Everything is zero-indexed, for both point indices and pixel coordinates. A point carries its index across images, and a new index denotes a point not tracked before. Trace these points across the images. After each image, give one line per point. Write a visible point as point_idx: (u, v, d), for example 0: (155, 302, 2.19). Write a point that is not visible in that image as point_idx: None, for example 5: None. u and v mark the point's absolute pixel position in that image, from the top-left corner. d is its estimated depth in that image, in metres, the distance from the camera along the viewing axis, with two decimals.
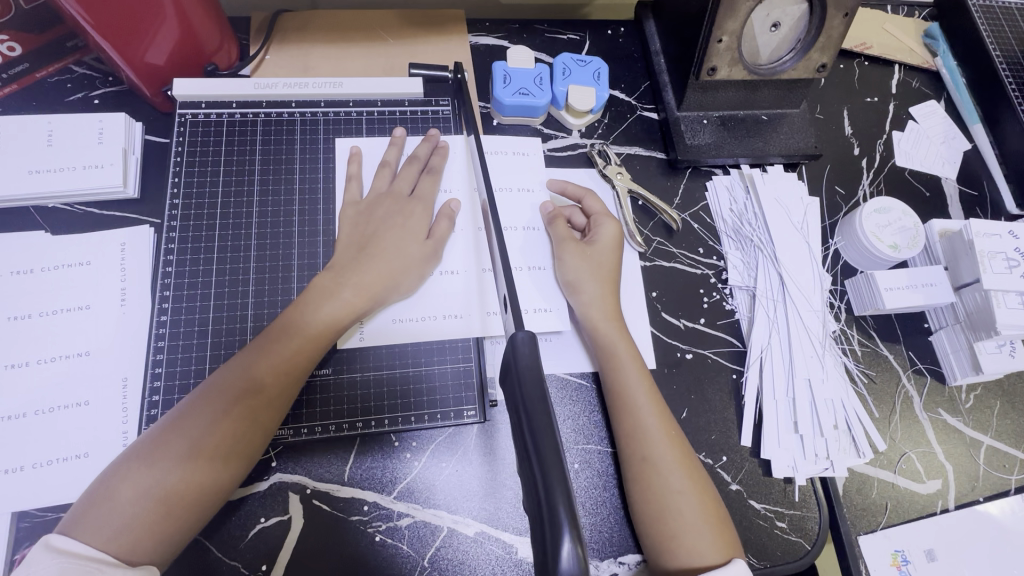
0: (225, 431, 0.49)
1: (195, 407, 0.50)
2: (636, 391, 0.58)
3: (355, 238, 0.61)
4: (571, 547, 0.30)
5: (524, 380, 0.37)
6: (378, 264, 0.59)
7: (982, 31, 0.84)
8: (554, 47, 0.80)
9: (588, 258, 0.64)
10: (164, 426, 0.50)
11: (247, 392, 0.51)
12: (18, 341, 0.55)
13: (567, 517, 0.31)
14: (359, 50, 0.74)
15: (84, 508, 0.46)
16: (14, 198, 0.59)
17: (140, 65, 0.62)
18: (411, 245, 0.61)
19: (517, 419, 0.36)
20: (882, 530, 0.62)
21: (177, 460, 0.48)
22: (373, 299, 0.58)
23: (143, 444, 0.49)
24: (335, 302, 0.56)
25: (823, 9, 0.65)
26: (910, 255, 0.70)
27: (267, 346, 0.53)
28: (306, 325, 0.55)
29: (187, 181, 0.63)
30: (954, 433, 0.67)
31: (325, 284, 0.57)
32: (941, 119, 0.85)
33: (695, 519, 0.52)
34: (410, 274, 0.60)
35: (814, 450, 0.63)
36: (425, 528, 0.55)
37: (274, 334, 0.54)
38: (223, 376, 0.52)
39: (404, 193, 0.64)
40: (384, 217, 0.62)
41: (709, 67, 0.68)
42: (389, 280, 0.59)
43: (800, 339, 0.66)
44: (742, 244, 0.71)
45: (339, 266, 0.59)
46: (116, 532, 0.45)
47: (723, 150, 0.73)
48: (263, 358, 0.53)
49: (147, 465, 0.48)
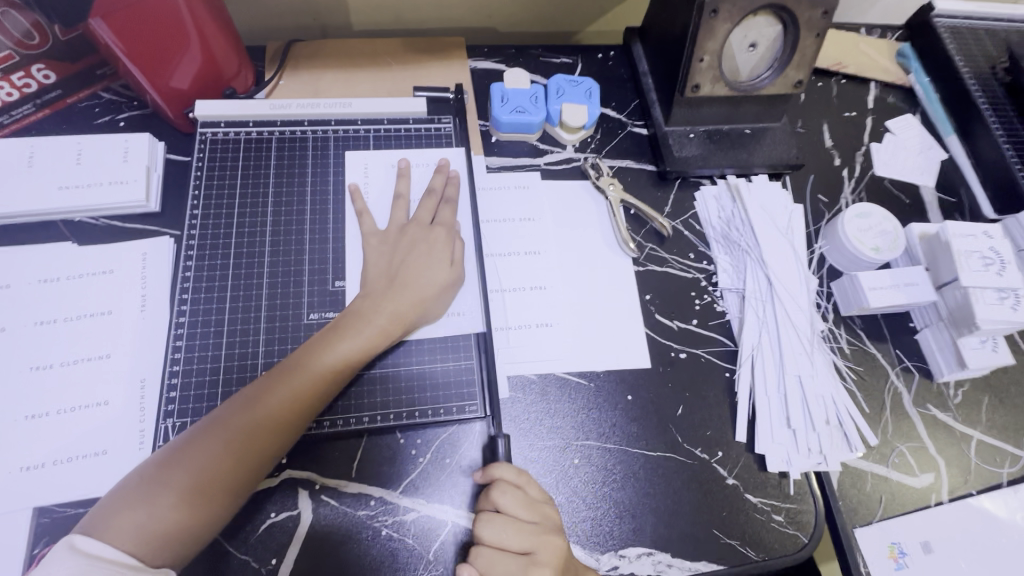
0: (248, 452, 0.52)
1: (219, 426, 0.52)
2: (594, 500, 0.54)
3: (386, 270, 0.62)
4: None
5: None
6: (405, 299, 0.60)
7: (950, 49, 0.90)
8: (548, 69, 0.85)
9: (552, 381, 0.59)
10: (185, 440, 0.52)
11: (271, 418, 0.53)
12: (45, 344, 0.58)
13: None
14: (366, 75, 0.79)
15: (111, 510, 0.48)
16: (44, 212, 0.63)
17: (165, 89, 0.67)
18: (439, 272, 0.62)
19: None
20: (878, 522, 0.63)
21: (200, 475, 0.50)
22: (401, 329, 0.60)
23: (173, 456, 0.51)
24: (369, 329, 0.58)
25: (796, 29, 0.70)
26: (892, 256, 0.74)
27: (289, 377, 0.55)
28: (329, 359, 0.56)
29: (206, 194, 0.67)
30: (944, 428, 0.69)
31: (359, 311, 0.59)
32: (917, 131, 0.90)
33: None
34: (438, 300, 0.62)
35: (807, 445, 0.64)
36: (429, 522, 0.57)
37: (308, 359, 0.56)
38: (247, 397, 0.54)
39: (426, 223, 0.66)
40: (410, 246, 0.64)
41: (693, 84, 0.73)
42: (418, 312, 0.61)
43: (789, 337, 0.69)
44: (730, 249, 0.75)
45: (373, 294, 0.61)
46: (139, 536, 0.47)
47: (709, 161, 0.78)
48: (289, 388, 0.54)
49: (166, 479, 0.49)
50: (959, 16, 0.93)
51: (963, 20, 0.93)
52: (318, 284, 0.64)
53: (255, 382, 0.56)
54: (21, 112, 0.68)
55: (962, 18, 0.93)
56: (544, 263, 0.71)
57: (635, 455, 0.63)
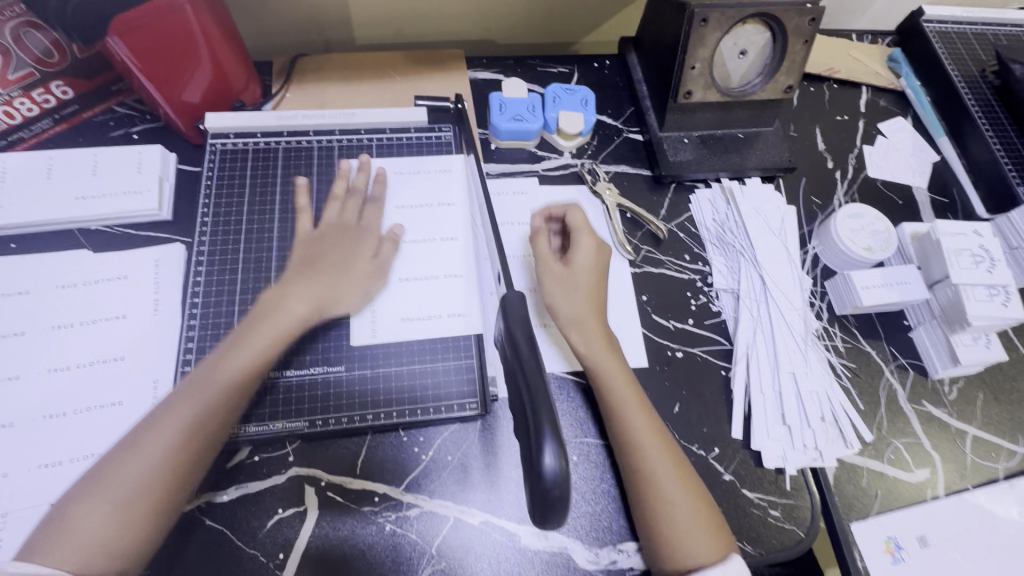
0: (177, 456, 0.52)
1: (141, 435, 0.53)
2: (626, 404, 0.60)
3: (304, 260, 0.65)
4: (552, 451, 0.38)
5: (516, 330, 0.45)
6: (323, 288, 0.63)
7: (940, 53, 0.91)
8: (546, 79, 0.88)
9: (567, 280, 0.66)
10: (109, 458, 0.52)
11: (191, 420, 0.53)
12: (62, 346, 0.61)
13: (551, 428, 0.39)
14: (369, 86, 0.82)
15: (45, 534, 0.48)
16: (62, 221, 0.66)
17: (177, 103, 0.70)
18: (358, 260, 0.66)
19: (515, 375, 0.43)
20: (874, 516, 0.64)
21: (136, 480, 0.50)
22: (309, 318, 0.62)
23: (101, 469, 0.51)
24: (284, 316, 0.61)
25: (785, 37, 0.72)
26: (884, 255, 0.75)
27: (202, 382, 0.56)
28: (237, 360, 0.58)
29: (216, 202, 0.69)
30: (939, 424, 0.70)
31: (273, 300, 0.62)
32: (909, 134, 0.92)
33: (689, 525, 0.55)
34: (353, 288, 0.65)
35: (802, 441, 0.66)
36: (432, 517, 0.58)
37: (226, 351, 0.58)
38: (164, 408, 0.54)
39: (352, 223, 0.69)
40: (334, 240, 0.67)
41: (686, 91, 0.75)
42: (331, 301, 0.63)
43: (783, 335, 0.70)
44: (725, 250, 0.76)
45: (283, 285, 0.63)
46: (78, 550, 0.47)
47: (703, 165, 0.80)
48: (205, 383, 0.56)
49: (97, 491, 0.50)
50: (948, 21, 0.95)
51: (952, 25, 0.95)
52: None
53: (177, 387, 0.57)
54: (40, 126, 0.71)
55: (952, 23, 0.95)
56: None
57: None
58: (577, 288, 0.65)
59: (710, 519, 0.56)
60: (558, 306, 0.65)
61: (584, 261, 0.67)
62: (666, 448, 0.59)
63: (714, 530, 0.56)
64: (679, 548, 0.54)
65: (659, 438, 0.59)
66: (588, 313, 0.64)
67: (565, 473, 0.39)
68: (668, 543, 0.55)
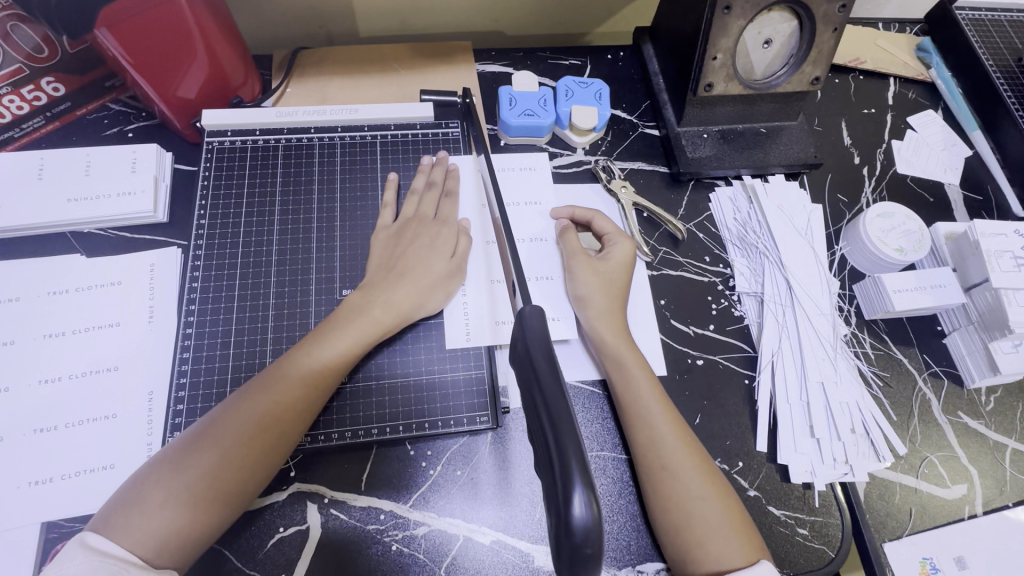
0: (245, 452, 0.50)
1: (216, 427, 0.51)
2: (649, 402, 0.58)
3: (386, 261, 0.63)
4: (583, 505, 0.32)
5: (534, 349, 0.39)
6: (407, 287, 0.60)
7: (973, 42, 0.87)
8: (557, 72, 0.84)
9: (600, 274, 0.64)
10: (185, 443, 0.51)
11: (261, 417, 0.51)
12: (52, 356, 0.58)
13: (580, 474, 0.32)
14: (372, 81, 0.78)
15: (113, 510, 0.48)
16: (53, 225, 0.63)
17: (172, 99, 0.67)
18: (437, 262, 0.63)
19: (534, 401, 0.37)
20: (908, 536, 0.61)
21: (205, 473, 0.49)
22: (401, 318, 0.60)
23: (175, 454, 0.50)
24: (369, 320, 0.58)
25: (813, 24, 0.68)
26: (917, 257, 0.71)
27: (273, 378, 0.54)
28: (316, 357, 0.55)
29: (213, 204, 0.66)
30: (976, 437, 0.66)
31: (357, 303, 0.59)
32: (940, 127, 0.87)
33: (722, 525, 0.52)
34: (438, 292, 0.62)
35: (832, 454, 0.62)
36: (441, 536, 0.55)
37: (300, 354, 0.55)
38: (235, 401, 0.53)
39: (429, 217, 0.66)
40: (413, 238, 0.64)
41: (706, 83, 0.71)
42: (416, 301, 0.60)
43: (810, 341, 0.66)
44: (747, 252, 0.73)
45: (372, 286, 0.61)
46: (144, 534, 0.46)
47: (724, 161, 0.76)
48: (284, 382, 0.53)
49: (168, 479, 0.48)
50: (981, 8, 0.90)
51: (986, 12, 0.90)
52: (325, 294, 0.63)
53: (251, 381, 0.55)
54: (31, 125, 0.68)
55: (985, 11, 0.90)
56: (552, 249, 0.70)
57: None
58: (605, 289, 0.63)
59: (747, 525, 0.53)
60: (587, 297, 0.63)
61: (621, 257, 0.65)
62: (691, 449, 0.56)
63: (747, 534, 0.52)
64: (707, 551, 0.51)
65: (683, 439, 0.56)
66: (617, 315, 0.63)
67: (601, 525, 0.32)
68: (696, 548, 0.51)
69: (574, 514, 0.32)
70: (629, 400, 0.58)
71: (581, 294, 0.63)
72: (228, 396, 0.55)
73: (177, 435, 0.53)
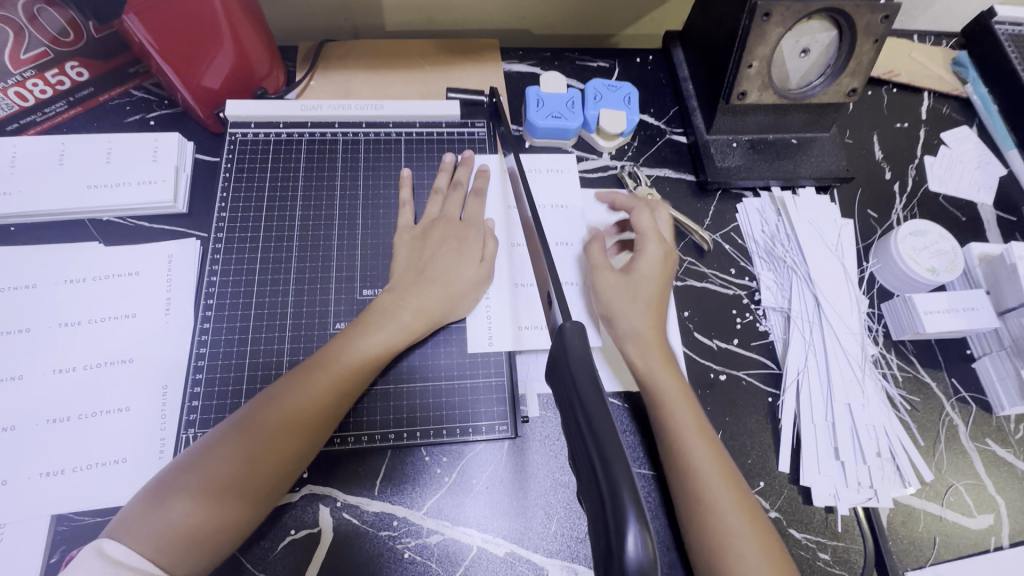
0: (265, 459, 0.49)
1: (242, 431, 0.50)
2: (683, 425, 0.55)
3: (414, 263, 0.62)
4: (638, 539, 0.30)
5: (576, 371, 0.37)
6: (433, 291, 0.59)
7: (1014, 58, 0.84)
8: (585, 74, 0.82)
9: (628, 289, 0.62)
10: (206, 446, 0.50)
11: (285, 422, 0.51)
12: (67, 345, 0.57)
13: (634, 507, 0.30)
14: (398, 76, 0.77)
15: (134, 513, 0.46)
16: (72, 211, 0.62)
17: (196, 88, 0.65)
18: (462, 264, 0.61)
19: (578, 426, 0.35)
20: (932, 566, 0.59)
21: (228, 481, 0.48)
22: (428, 323, 0.58)
23: (200, 457, 0.49)
24: (396, 326, 0.57)
25: (853, 35, 0.66)
26: (949, 278, 0.69)
27: (295, 384, 0.53)
28: (343, 363, 0.54)
29: (234, 196, 0.65)
30: (1004, 466, 0.64)
31: (384, 307, 0.58)
32: (975, 145, 0.85)
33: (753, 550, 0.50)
34: (466, 297, 0.61)
35: (856, 478, 0.60)
36: (454, 546, 0.54)
37: (326, 360, 0.54)
38: (259, 403, 0.52)
39: (455, 218, 0.65)
40: (440, 239, 0.63)
41: (740, 92, 0.69)
42: (446, 306, 0.59)
43: (837, 361, 0.65)
44: (775, 265, 0.71)
45: (399, 289, 0.59)
46: (165, 541, 0.45)
47: (753, 172, 0.74)
48: (310, 389, 0.52)
49: (191, 484, 0.47)
50: None
51: None
52: (344, 294, 0.62)
53: (275, 385, 0.54)
54: (53, 109, 0.67)
55: None
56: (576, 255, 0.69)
57: None
58: (635, 306, 0.61)
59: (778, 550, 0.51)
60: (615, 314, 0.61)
61: (653, 272, 0.63)
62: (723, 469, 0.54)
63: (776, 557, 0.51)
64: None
65: (716, 458, 0.54)
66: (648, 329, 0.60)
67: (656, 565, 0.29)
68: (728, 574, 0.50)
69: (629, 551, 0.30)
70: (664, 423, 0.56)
71: (607, 311, 0.61)
72: (252, 398, 0.54)
73: (200, 438, 0.51)
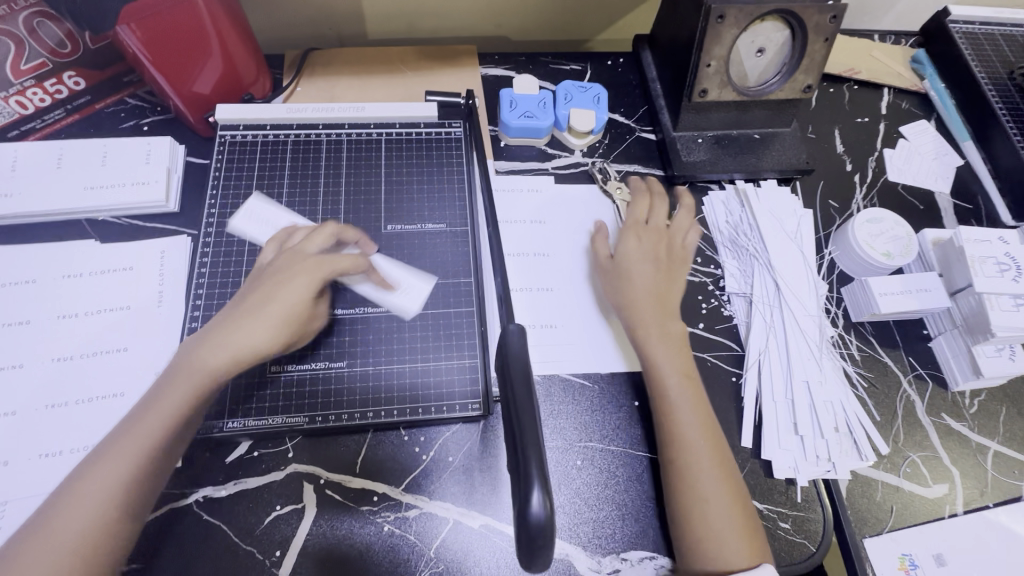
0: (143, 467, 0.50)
1: (116, 447, 0.50)
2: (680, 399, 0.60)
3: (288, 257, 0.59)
4: (540, 500, 0.38)
5: (513, 367, 0.45)
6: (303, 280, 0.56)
7: (967, 55, 0.88)
8: (558, 76, 0.87)
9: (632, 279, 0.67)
10: (79, 469, 0.49)
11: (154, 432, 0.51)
12: (66, 337, 0.60)
13: (539, 477, 0.39)
14: (379, 81, 0.81)
15: (16, 545, 0.46)
16: (70, 211, 0.66)
17: (187, 94, 0.70)
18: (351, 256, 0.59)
19: (511, 422, 0.42)
20: (889, 533, 0.62)
21: (108, 495, 0.48)
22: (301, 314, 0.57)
23: (79, 477, 0.49)
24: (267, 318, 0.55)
25: (804, 35, 0.70)
26: (903, 262, 0.72)
27: (159, 397, 0.52)
28: (204, 368, 0.53)
29: (223, 195, 0.69)
30: (959, 439, 0.68)
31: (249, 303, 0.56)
32: (932, 137, 0.89)
33: (726, 529, 0.54)
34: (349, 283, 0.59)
35: (815, 452, 0.63)
36: (430, 520, 0.57)
37: (191, 364, 0.53)
38: (132, 417, 0.51)
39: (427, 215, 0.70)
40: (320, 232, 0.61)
41: (700, 89, 0.73)
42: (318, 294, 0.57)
43: (796, 341, 0.68)
44: (738, 253, 0.75)
45: (265, 282, 0.57)
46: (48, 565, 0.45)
47: (717, 166, 0.78)
48: (179, 394, 0.52)
49: (70, 507, 0.47)
50: (976, 21, 0.92)
51: (981, 25, 0.92)
52: None
53: (146, 397, 0.53)
54: (52, 117, 0.71)
55: (979, 24, 0.92)
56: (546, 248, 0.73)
57: (640, 458, 0.62)
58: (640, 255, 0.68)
59: (753, 530, 0.55)
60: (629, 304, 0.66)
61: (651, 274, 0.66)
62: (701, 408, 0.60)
63: (749, 538, 0.54)
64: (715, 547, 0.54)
65: (728, 484, 0.56)
66: (649, 269, 0.67)
67: (553, 520, 0.38)
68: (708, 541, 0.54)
69: (532, 509, 0.38)
70: (674, 435, 0.58)
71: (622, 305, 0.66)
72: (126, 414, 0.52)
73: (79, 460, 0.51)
